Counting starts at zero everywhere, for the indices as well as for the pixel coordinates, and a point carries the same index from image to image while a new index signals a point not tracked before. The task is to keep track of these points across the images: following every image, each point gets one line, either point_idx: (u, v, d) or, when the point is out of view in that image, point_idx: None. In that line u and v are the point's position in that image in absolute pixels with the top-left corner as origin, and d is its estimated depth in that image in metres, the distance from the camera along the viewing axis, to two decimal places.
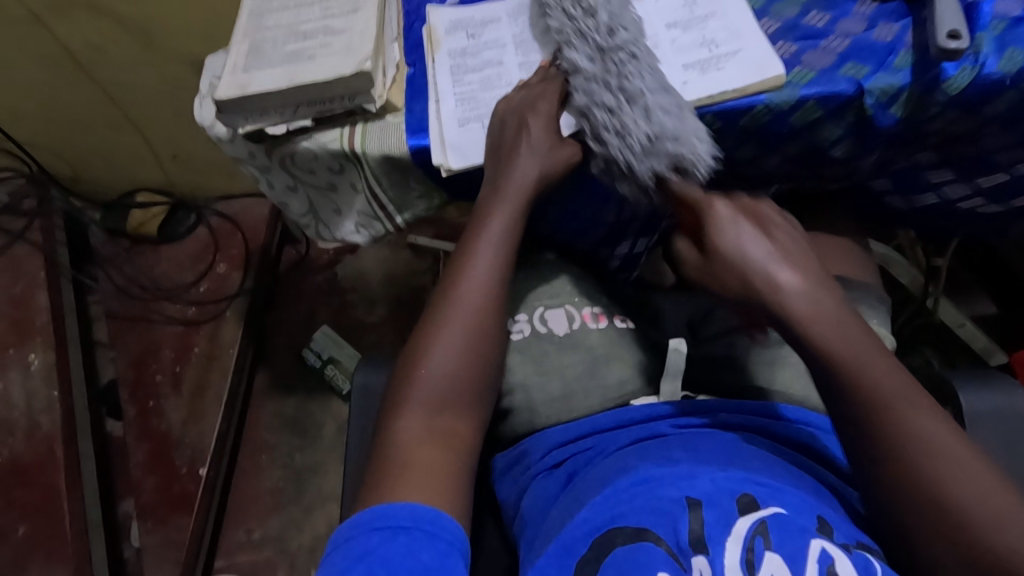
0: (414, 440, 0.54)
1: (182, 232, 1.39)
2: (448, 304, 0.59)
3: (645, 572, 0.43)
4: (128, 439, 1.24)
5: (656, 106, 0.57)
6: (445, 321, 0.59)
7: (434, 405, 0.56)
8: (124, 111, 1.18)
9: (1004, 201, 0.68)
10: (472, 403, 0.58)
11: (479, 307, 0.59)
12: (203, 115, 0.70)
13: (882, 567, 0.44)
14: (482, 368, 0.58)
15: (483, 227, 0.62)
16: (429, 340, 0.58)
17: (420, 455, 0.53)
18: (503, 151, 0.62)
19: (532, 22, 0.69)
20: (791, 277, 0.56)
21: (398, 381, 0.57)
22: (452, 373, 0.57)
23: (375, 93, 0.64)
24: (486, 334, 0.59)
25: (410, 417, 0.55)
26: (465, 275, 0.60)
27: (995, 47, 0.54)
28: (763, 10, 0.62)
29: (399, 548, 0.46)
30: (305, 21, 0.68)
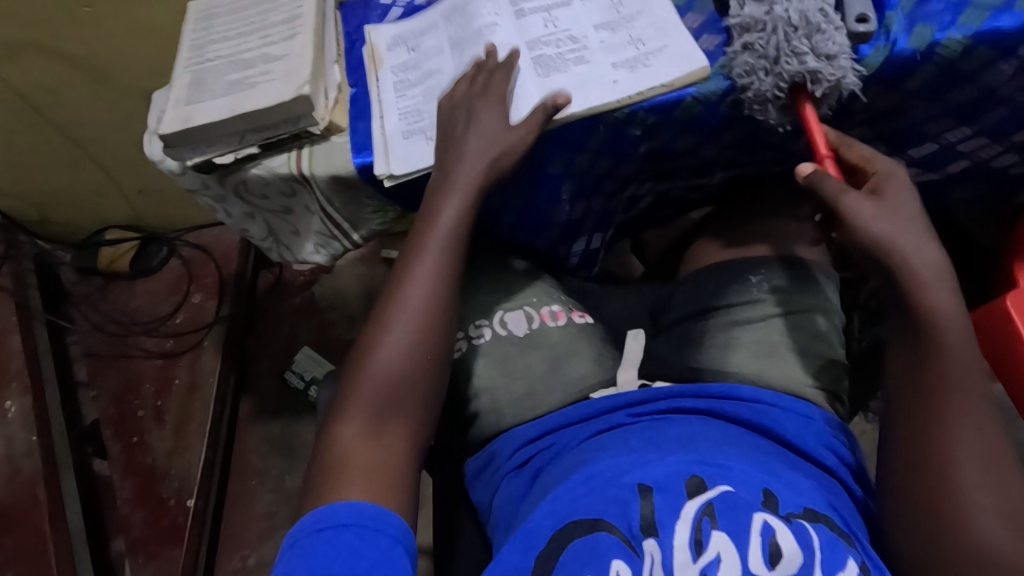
0: (360, 437, 0.56)
1: (155, 266, 1.39)
2: (394, 302, 0.60)
3: (598, 557, 0.45)
4: (114, 477, 1.24)
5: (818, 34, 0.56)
6: (396, 319, 0.60)
7: (377, 404, 0.57)
8: (85, 150, 1.19)
9: (938, 169, 0.71)
10: (420, 397, 0.59)
11: (426, 305, 0.60)
12: (152, 151, 0.70)
13: (819, 534, 0.46)
14: (427, 363, 0.59)
15: (430, 225, 0.62)
16: (374, 338, 0.59)
17: (362, 453, 0.55)
18: (449, 148, 0.63)
19: (464, 24, 0.70)
20: (919, 310, 0.52)
21: (348, 377, 0.59)
22: (399, 370, 0.58)
23: (317, 115, 0.66)
24: (431, 335, 0.60)
25: (352, 417, 0.56)
26: (411, 274, 0.61)
27: (905, 25, 0.56)
28: (688, 6, 0.64)
29: (341, 544, 0.48)
30: (244, 50, 0.69)
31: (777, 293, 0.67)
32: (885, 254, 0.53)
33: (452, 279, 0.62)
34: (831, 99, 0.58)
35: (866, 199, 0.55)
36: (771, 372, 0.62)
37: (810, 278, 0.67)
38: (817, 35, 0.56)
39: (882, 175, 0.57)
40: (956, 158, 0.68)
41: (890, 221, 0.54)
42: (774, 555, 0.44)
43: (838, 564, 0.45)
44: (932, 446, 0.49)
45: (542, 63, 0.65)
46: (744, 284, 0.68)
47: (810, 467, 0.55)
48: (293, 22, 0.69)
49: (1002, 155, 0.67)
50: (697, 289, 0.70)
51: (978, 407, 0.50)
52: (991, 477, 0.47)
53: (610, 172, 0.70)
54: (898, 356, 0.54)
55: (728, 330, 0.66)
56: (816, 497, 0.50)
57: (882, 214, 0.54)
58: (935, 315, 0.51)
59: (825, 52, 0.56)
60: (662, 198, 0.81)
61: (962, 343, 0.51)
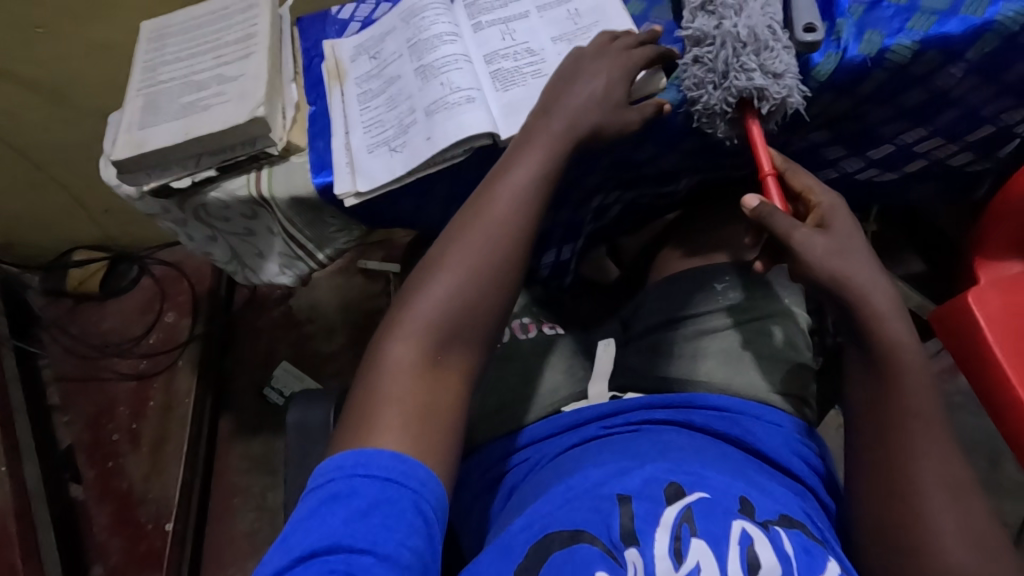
0: (411, 373, 0.48)
1: (125, 286, 1.37)
2: (470, 229, 0.53)
3: (582, 569, 0.43)
4: (90, 503, 1.21)
5: (766, 49, 0.56)
6: (463, 248, 0.52)
7: (437, 338, 0.49)
8: (46, 173, 1.16)
9: (896, 169, 0.71)
10: (480, 340, 0.51)
11: (500, 242, 0.53)
12: (108, 176, 0.69)
13: (794, 541, 0.46)
14: (496, 305, 0.52)
15: (517, 163, 0.55)
16: (437, 266, 0.52)
17: (413, 390, 0.47)
18: (555, 98, 0.59)
19: (420, 23, 0.68)
20: (875, 343, 0.51)
21: (401, 305, 0.51)
22: (460, 305, 0.51)
23: (274, 136, 0.65)
24: (504, 280, 0.52)
25: (402, 345, 0.49)
26: (491, 205, 0.54)
27: (855, 32, 0.57)
28: (643, 16, 0.66)
29: (387, 500, 0.42)
30: (198, 71, 0.67)
31: (745, 301, 0.67)
32: (844, 291, 0.52)
33: (534, 224, 0.55)
34: (777, 116, 0.58)
35: (817, 233, 0.54)
36: (739, 382, 0.62)
37: (771, 289, 0.68)
38: (764, 52, 0.56)
39: (825, 207, 0.56)
40: (913, 159, 0.69)
41: (844, 257, 0.53)
42: (752, 565, 0.43)
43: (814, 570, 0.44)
44: (894, 469, 0.49)
45: (500, 77, 0.65)
46: (709, 292, 0.68)
47: (782, 477, 0.55)
48: (247, 40, 0.68)
49: (958, 154, 0.68)
50: (662, 298, 0.70)
51: (933, 435, 0.49)
52: (949, 507, 0.47)
53: (575, 183, 0.71)
54: (857, 387, 0.52)
55: (695, 340, 0.66)
56: (790, 504, 0.50)
57: (835, 250, 0.53)
58: (892, 344, 0.51)
59: (771, 66, 0.56)
60: (631, 206, 0.81)
61: (924, 381, 0.50)
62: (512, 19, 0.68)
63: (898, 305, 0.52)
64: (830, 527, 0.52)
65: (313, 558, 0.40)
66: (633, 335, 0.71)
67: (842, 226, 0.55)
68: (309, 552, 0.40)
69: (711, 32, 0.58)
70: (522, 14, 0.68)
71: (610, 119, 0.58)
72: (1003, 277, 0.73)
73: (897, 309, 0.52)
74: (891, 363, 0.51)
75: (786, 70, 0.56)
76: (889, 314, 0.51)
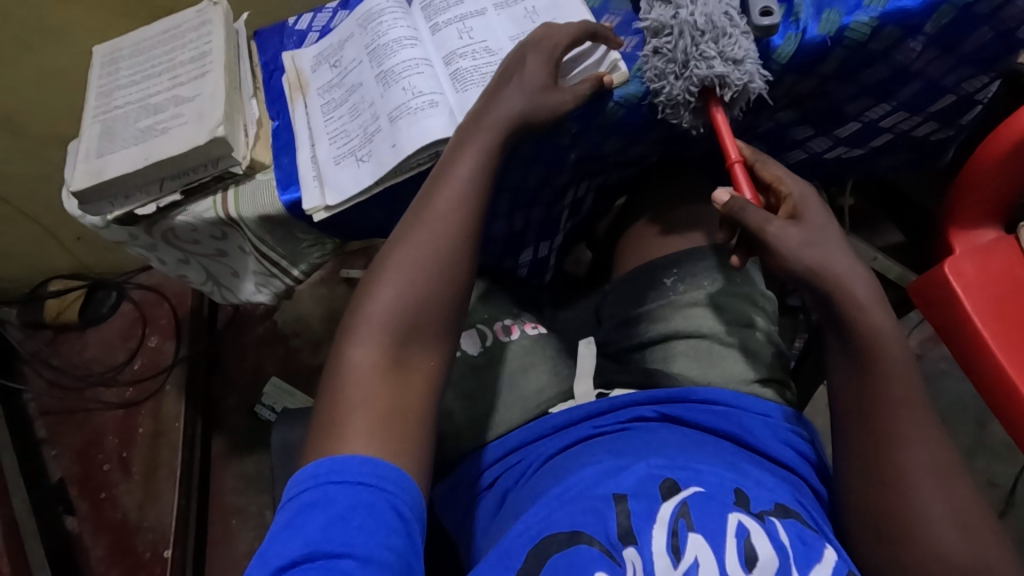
0: (371, 375, 0.47)
1: (105, 313, 1.35)
2: (417, 226, 0.53)
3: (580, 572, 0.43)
4: (85, 535, 1.20)
5: (725, 36, 0.56)
6: (411, 247, 0.52)
7: (395, 336, 0.49)
8: (14, 205, 1.14)
9: (865, 145, 0.71)
10: (436, 339, 0.51)
11: (447, 238, 0.53)
12: (71, 206, 0.67)
13: (790, 530, 0.46)
14: (444, 299, 0.52)
15: (459, 156, 0.56)
16: (386, 267, 0.52)
17: (373, 394, 0.47)
18: (491, 91, 0.58)
19: (379, 28, 0.67)
20: (864, 331, 0.51)
21: (354, 309, 0.51)
22: (409, 303, 0.50)
23: (237, 155, 0.64)
24: (456, 273, 0.52)
25: (361, 346, 0.48)
26: (435, 201, 0.54)
27: (813, 12, 0.57)
28: (603, 7, 0.66)
29: (367, 504, 0.41)
30: (154, 93, 0.66)
31: (687, 292, 0.67)
32: (821, 281, 0.52)
33: (480, 216, 0.54)
34: (740, 102, 0.58)
35: (791, 224, 0.54)
36: (736, 374, 0.63)
37: (721, 269, 0.68)
38: (724, 39, 0.56)
39: (796, 197, 0.56)
40: (880, 134, 0.69)
41: (816, 249, 0.53)
42: (750, 557, 0.44)
43: (812, 560, 0.45)
44: (883, 449, 0.49)
45: (460, 79, 0.64)
46: (660, 289, 0.69)
47: (776, 467, 0.55)
48: (202, 59, 0.67)
49: (922, 124, 0.68)
50: (625, 293, 0.71)
51: (924, 422, 0.49)
52: (942, 490, 0.47)
53: (545, 181, 0.70)
54: (841, 376, 0.53)
55: (672, 334, 0.67)
56: (782, 492, 0.51)
57: (810, 241, 0.53)
58: (873, 326, 0.51)
59: (732, 54, 0.55)
60: (602, 191, 0.80)
61: (906, 362, 0.51)
62: (470, 16, 0.67)
63: (876, 288, 0.53)
64: (823, 512, 0.53)
65: (295, 566, 0.39)
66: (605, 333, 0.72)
67: (815, 221, 0.54)
68: (291, 561, 0.39)
69: (669, 22, 0.58)
70: (477, 11, 0.67)
71: (546, 101, 0.58)
72: (977, 244, 0.74)
73: (882, 302, 0.52)
74: (879, 345, 0.51)
75: (746, 57, 0.56)
76: (860, 291, 0.52)
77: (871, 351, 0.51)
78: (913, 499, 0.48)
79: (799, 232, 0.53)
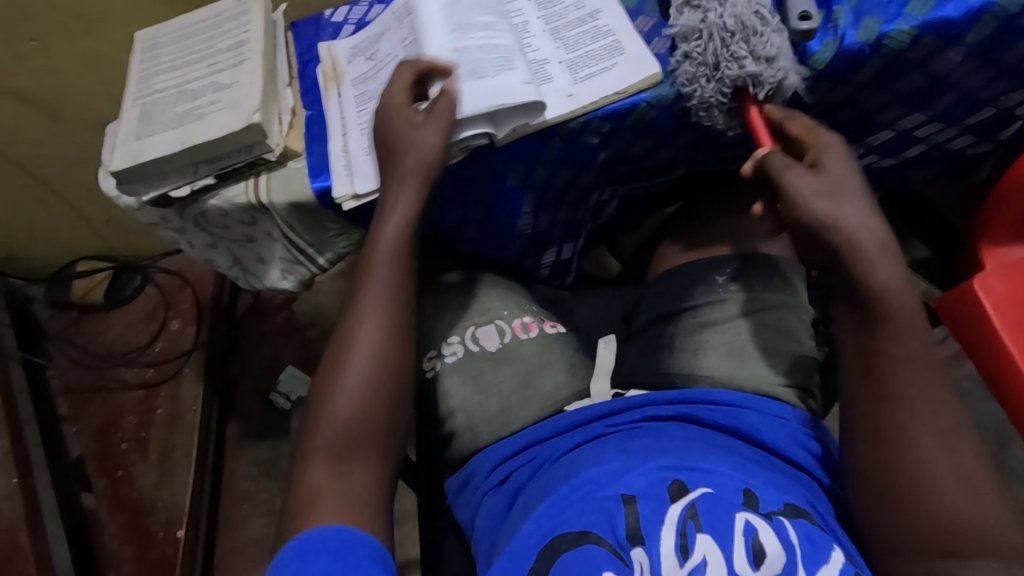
0: (329, 483, 0.54)
1: (129, 295, 1.37)
2: (348, 336, 0.59)
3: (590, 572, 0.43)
4: (101, 512, 1.22)
5: (755, 35, 0.56)
6: (350, 356, 0.59)
7: (343, 446, 0.56)
8: (48, 185, 1.17)
9: (897, 155, 0.70)
10: (381, 434, 0.58)
11: (377, 339, 0.59)
12: (107, 186, 0.69)
13: (802, 531, 0.46)
14: (385, 395, 0.58)
15: (372, 271, 0.61)
16: (331, 380, 0.58)
17: (331, 493, 0.53)
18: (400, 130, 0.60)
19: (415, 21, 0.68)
20: (876, 291, 0.50)
21: (306, 427, 0.57)
22: (354, 407, 0.57)
23: (271, 142, 0.65)
24: (386, 371, 0.59)
25: (317, 465, 0.55)
26: (362, 303, 0.60)
27: (852, 19, 0.56)
28: (639, 8, 0.66)
29: (338, 555, 0.48)
30: (192, 79, 0.67)
31: (743, 295, 0.67)
32: (836, 240, 0.51)
33: (402, 305, 0.61)
34: (776, 99, 0.59)
35: (808, 172, 0.54)
36: (763, 377, 0.62)
37: (775, 275, 0.68)
38: (755, 37, 0.56)
39: (817, 147, 0.56)
40: (914, 144, 0.68)
41: (834, 201, 0.52)
42: (758, 555, 0.43)
43: (821, 560, 0.44)
44: (892, 415, 0.49)
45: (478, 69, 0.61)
46: (707, 286, 0.68)
47: (793, 470, 0.54)
48: (240, 47, 0.68)
49: (959, 137, 0.68)
50: (663, 289, 0.71)
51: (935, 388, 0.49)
52: (953, 457, 0.47)
53: (570, 181, 0.70)
54: (856, 353, 0.52)
55: (698, 332, 0.67)
56: (795, 492, 0.50)
57: (824, 190, 0.53)
58: (882, 283, 0.50)
59: (763, 52, 0.56)
60: (627, 199, 0.80)
61: (916, 321, 0.50)
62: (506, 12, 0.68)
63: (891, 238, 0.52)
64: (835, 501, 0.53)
65: None
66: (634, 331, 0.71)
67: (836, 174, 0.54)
68: None
69: (696, 29, 0.58)
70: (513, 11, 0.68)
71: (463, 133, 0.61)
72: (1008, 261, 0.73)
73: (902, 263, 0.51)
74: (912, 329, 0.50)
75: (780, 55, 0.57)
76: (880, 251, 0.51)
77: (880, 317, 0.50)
78: (923, 470, 0.47)
79: (814, 180, 0.53)
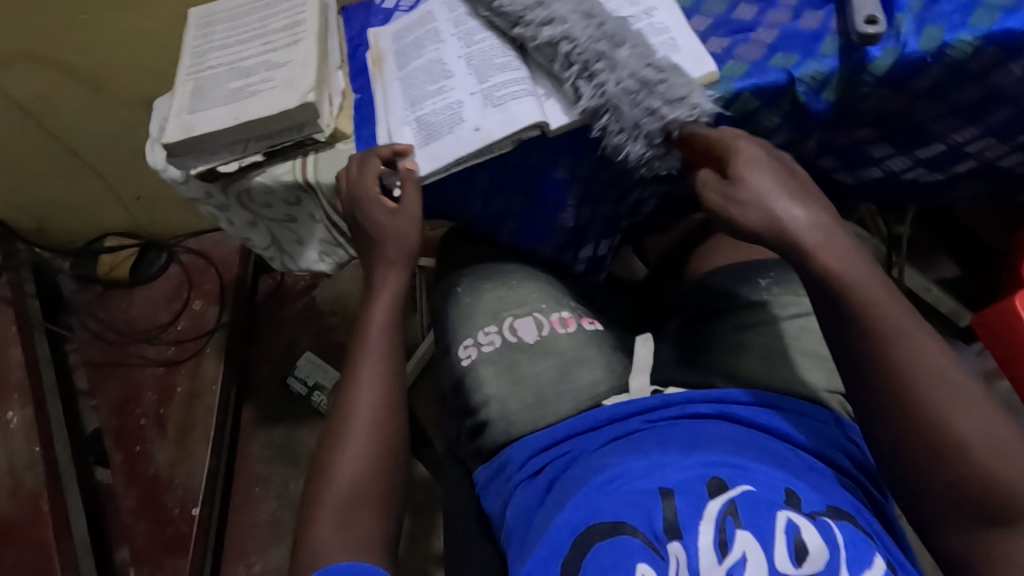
0: (342, 537, 0.51)
1: (154, 273, 1.38)
2: (349, 392, 0.58)
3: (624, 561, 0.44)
4: (117, 486, 1.23)
5: (669, 83, 0.59)
6: (353, 411, 0.57)
7: (353, 500, 0.53)
8: (83, 159, 1.18)
9: (943, 169, 0.70)
10: (390, 485, 0.56)
11: (381, 389, 0.58)
12: (156, 160, 0.70)
13: (847, 531, 0.45)
14: (393, 444, 0.57)
15: (370, 331, 0.61)
16: (337, 438, 0.56)
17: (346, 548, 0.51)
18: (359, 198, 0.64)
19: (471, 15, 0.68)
20: (858, 298, 0.48)
21: (311, 487, 0.54)
22: (364, 459, 0.55)
23: (322, 123, 0.65)
24: (389, 427, 0.57)
25: (325, 530, 0.52)
26: (362, 357, 0.60)
27: (914, 26, 0.57)
28: (695, 8, 0.67)
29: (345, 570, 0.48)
30: (246, 57, 0.68)
31: (788, 297, 0.69)
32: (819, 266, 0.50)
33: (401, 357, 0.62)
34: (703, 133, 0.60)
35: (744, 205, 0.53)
36: (808, 382, 0.63)
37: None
38: (659, 87, 0.59)
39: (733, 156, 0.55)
40: (962, 159, 0.68)
41: (794, 218, 0.52)
42: (800, 552, 0.42)
43: (868, 559, 0.43)
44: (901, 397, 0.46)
45: (491, 96, 0.64)
46: (750, 287, 0.70)
47: (835, 473, 0.54)
48: (294, 28, 0.68)
49: (1008, 155, 0.67)
50: (699, 291, 0.73)
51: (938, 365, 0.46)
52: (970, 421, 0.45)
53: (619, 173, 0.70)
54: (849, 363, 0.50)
55: (738, 333, 0.68)
56: (838, 496, 0.49)
57: (766, 220, 0.52)
58: (864, 295, 0.48)
59: (678, 98, 0.58)
60: (665, 199, 0.79)
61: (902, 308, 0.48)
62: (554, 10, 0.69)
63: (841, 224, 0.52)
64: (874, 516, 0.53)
65: None
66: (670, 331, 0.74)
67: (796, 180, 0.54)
68: None
69: (605, 102, 0.60)
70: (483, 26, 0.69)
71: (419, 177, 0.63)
72: None
73: (859, 257, 0.50)
74: (889, 330, 0.47)
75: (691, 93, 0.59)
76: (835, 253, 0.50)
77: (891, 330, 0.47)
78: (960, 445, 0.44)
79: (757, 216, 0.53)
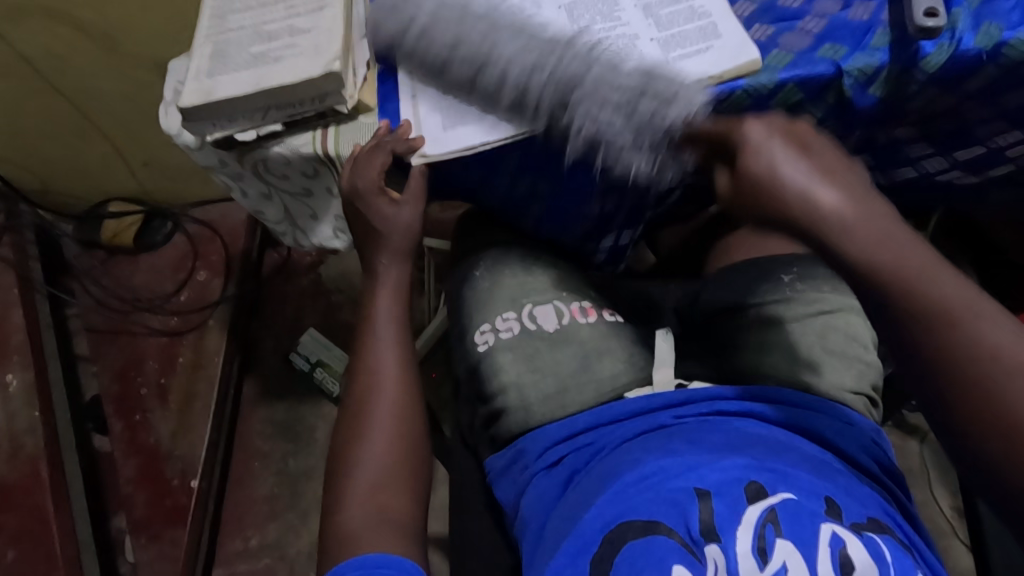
0: (367, 527, 0.53)
1: (159, 242, 1.36)
2: (370, 386, 0.62)
3: (656, 562, 0.44)
4: (116, 455, 1.22)
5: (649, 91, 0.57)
6: (378, 405, 0.61)
7: (378, 490, 0.57)
8: (90, 119, 1.15)
9: (980, 173, 0.68)
10: (413, 476, 0.59)
11: (401, 385, 0.63)
12: (169, 123, 0.67)
13: (889, 546, 0.44)
14: (415, 435, 0.61)
15: (380, 328, 0.66)
16: (364, 430, 0.60)
17: (369, 539, 0.52)
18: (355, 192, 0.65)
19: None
20: (889, 277, 0.44)
21: (337, 478, 0.58)
22: (390, 453, 0.59)
23: (345, 94, 0.63)
24: (406, 413, 0.62)
25: (353, 514, 0.54)
26: (382, 353, 0.64)
27: (971, 23, 0.55)
28: None
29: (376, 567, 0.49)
30: (268, 21, 0.65)
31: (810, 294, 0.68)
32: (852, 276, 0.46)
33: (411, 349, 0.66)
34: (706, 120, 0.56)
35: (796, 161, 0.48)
36: (833, 382, 0.63)
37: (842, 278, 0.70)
38: (643, 96, 0.57)
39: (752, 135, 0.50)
40: (1001, 164, 0.66)
41: (833, 192, 0.46)
42: (844, 565, 0.42)
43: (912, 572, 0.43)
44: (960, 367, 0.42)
45: None
46: (776, 283, 0.70)
47: (860, 475, 0.54)
48: None
49: None
50: (724, 283, 0.71)
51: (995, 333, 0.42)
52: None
53: None
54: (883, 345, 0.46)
55: (761, 329, 0.68)
56: (873, 504, 0.49)
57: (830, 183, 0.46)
58: (905, 270, 0.44)
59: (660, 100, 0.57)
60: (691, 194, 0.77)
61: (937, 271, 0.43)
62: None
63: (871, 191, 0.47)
64: (898, 514, 0.54)
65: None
66: (692, 325, 0.72)
67: (823, 153, 0.48)
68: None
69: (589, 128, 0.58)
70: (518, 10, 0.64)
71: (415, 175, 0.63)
72: None
73: (891, 230, 0.45)
74: (935, 320, 0.43)
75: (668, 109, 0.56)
76: (865, 237, 0.45)
77: (914, 287, 0.43)
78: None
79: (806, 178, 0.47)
